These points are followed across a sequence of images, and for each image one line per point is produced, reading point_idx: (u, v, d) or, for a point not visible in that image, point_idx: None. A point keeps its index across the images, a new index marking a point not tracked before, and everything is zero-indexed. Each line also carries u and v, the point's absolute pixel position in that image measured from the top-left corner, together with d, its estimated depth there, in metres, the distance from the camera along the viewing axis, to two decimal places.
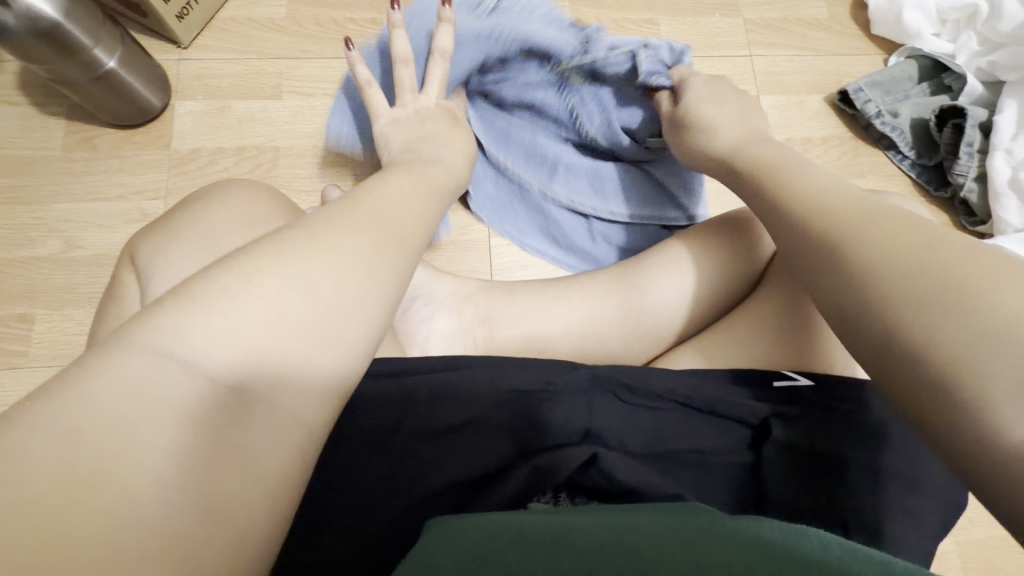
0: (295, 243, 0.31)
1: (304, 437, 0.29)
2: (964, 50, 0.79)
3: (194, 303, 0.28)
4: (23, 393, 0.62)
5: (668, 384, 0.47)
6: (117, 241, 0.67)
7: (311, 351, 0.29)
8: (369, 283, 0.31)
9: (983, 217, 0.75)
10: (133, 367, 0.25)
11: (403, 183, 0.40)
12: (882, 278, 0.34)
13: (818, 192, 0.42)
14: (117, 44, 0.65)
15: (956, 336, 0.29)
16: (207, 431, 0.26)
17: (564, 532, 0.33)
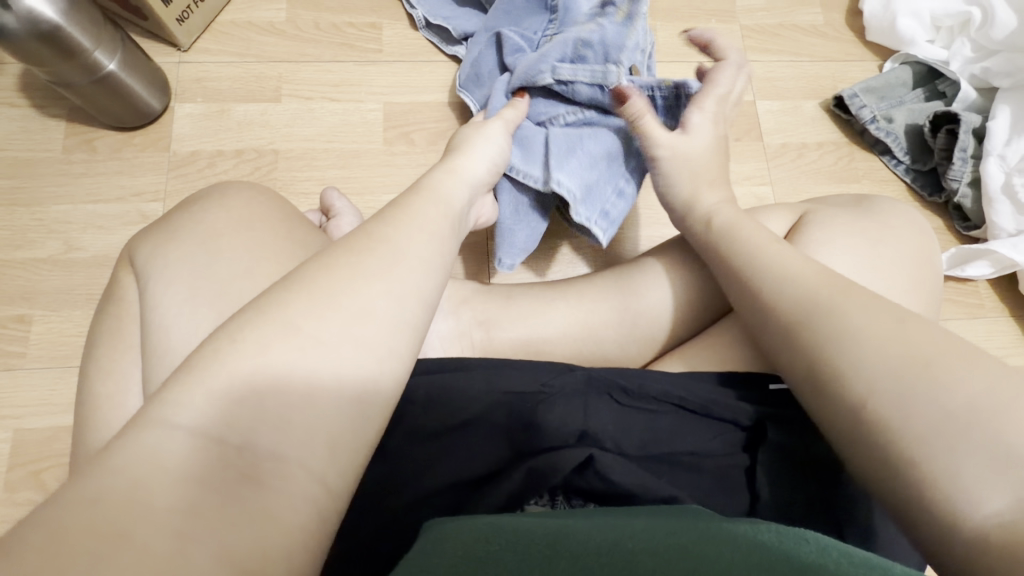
0: (293, 296, 0.33)
1: (318, 488, 0.29)
2: (958, 56, 0.80)
3: (195, 372, 0.30)
4: (19, 396, 0.62)
5: (663, 387, 0.47)
6: (115, 242, 0.67)
7: (314, 398, 0.31)
8: (370, 325, 0.33)
9: (977, 222, 0.76)
10: (145, 441, 0.27)
11: (414, 211, 0.41)
12: (860, 340, 0.38)
13: (798, 264, 0.46)
14: (118, 46, 0.65)
15: (934, 404, 0.34)
16: (216, 488, 0.27)
17: (563, 539, 0.33)
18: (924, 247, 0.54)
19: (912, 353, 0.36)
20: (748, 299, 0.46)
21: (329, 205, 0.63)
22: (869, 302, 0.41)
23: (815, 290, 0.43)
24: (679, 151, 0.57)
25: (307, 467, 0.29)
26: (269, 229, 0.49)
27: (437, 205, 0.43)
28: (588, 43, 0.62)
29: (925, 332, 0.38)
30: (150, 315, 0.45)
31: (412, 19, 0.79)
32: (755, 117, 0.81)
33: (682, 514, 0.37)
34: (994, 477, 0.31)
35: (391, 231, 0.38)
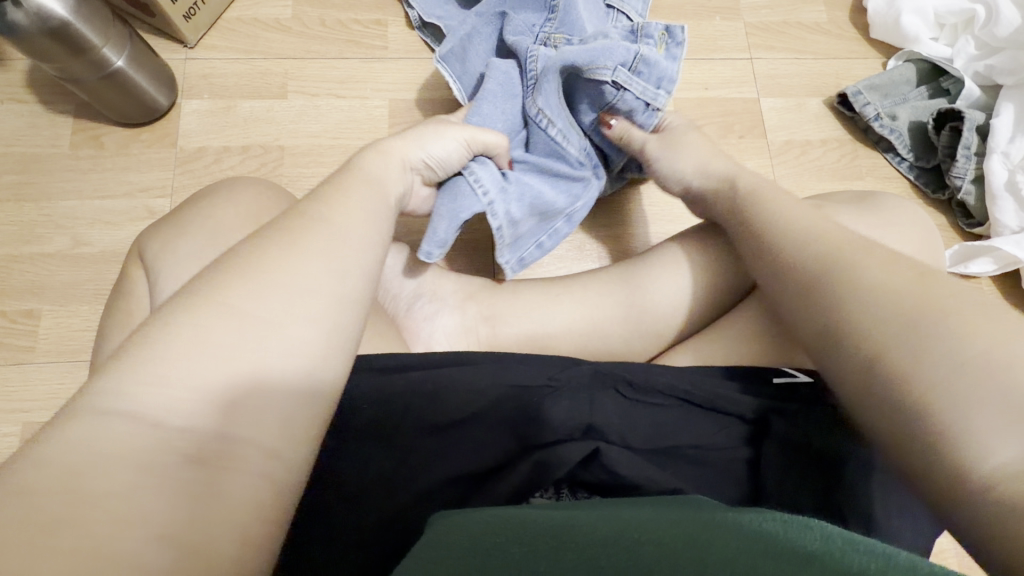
0: (227, 280, 0.33)
1: (272, 465, 0.30)
2: (961, 54, 0.80)
3: (128, 363, 0.29)
4: (28, 390, 0.62)
5: (668, 380, 0.48)
6: (123, 238, 0.68)
7: (263, 377, 0.31)
8: (316, 299, 0.33)
9: (980, 219, 0.76)
10: (81, 433, 0.27)
11: (357, 191, 0.41)
12: (856, 314, 0.39)
13: (805, 228, 0.46)
14: (125, 42, 0.65)
15: (933, 367, 0.34)
16: (162, 474, 0.27)
17: (569, 530, 0.33)
18: (927, 243, 0.54)
19: (898, 323, 0.37)
20: (769, 276, 0.47)
21: None
22: (841, 284, 0.41)
23: (815, 262, 0.43)
24: (675, 139, 0.63)
25: (260, 444, 0.30)
26: None
27: (374, 184, 0.44)
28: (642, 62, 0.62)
29: (948, 286, 0.38)
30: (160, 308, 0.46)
31: (409, 18, 0.79)
32: (758, 114, 0.81)
33: (684, 503, 0.37)
34: (988, 434, 0.31)
35: (324, 210, 0.38)
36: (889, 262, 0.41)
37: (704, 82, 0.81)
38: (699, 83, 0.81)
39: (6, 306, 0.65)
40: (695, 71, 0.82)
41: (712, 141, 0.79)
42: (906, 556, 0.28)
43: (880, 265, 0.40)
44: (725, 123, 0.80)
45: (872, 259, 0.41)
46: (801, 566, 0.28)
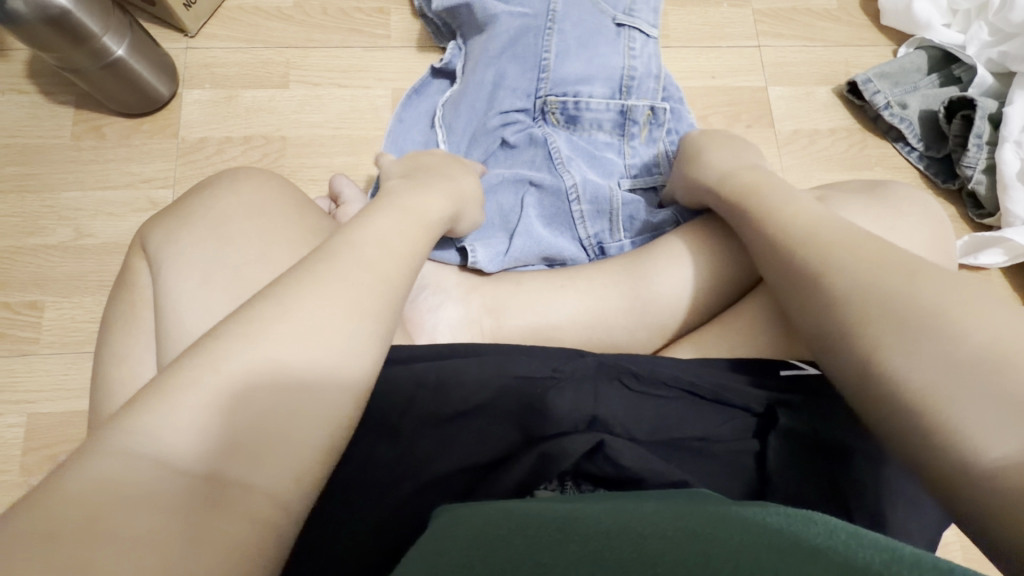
0: (257, 320, 0.34)
1: (280, 499, 0.30)
2: (975, 41, 0.78)
3: (168, 387, 0.31)
4: (34, 381, 0.63)
5: (673, 372, 0.48)
6: (125, 229, 0.67)
7: (293, 405, 0.32)
8: (338, 347, 0.34)
9: (991, 209, 0.75)
10: (107, 467, 0.28)
11: (386, 218, 0.43)
12: (857, 307, 0.38)
13: (802, 222, 0.45)
14: (126, 31, 0.65)
15: (923, 368, 0.34)
16: (182, 501, 0.28)
17: (570, 523, 0.33)
18: (938, 234, 0.53)
19: (893, 325, 0.36)
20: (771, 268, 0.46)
21: (337, 191, 0.62)
22: (834, 287, 0.40)
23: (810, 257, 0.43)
24: (716, 143, 0.61)
25: (271, 488, 0.30)
26: (279, 216, 0.49)
27: (405, 216, 0.44)
28: (635, 78, 0.68)
29: (939, 281, 0.38)
30: (163, 299, 0.46)
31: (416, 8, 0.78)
32: (766, 102, 0.80)
33: (688, 496, 0.38)
34: (980, 436, 0.31)
35: (361, 236, 0.40)
36: (885, 259, 0.40)
37: (710, 70, 0.80)
38: (706, 71, 0.80)
39: (10, 298, 0.65)
40: (702, 59, 0.80)
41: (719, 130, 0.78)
42: (915, 550, 0.28)
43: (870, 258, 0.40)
44: (732, 112, 0.79)
45: (867, 250, 0.41)
46: (802, 557, 0.27)
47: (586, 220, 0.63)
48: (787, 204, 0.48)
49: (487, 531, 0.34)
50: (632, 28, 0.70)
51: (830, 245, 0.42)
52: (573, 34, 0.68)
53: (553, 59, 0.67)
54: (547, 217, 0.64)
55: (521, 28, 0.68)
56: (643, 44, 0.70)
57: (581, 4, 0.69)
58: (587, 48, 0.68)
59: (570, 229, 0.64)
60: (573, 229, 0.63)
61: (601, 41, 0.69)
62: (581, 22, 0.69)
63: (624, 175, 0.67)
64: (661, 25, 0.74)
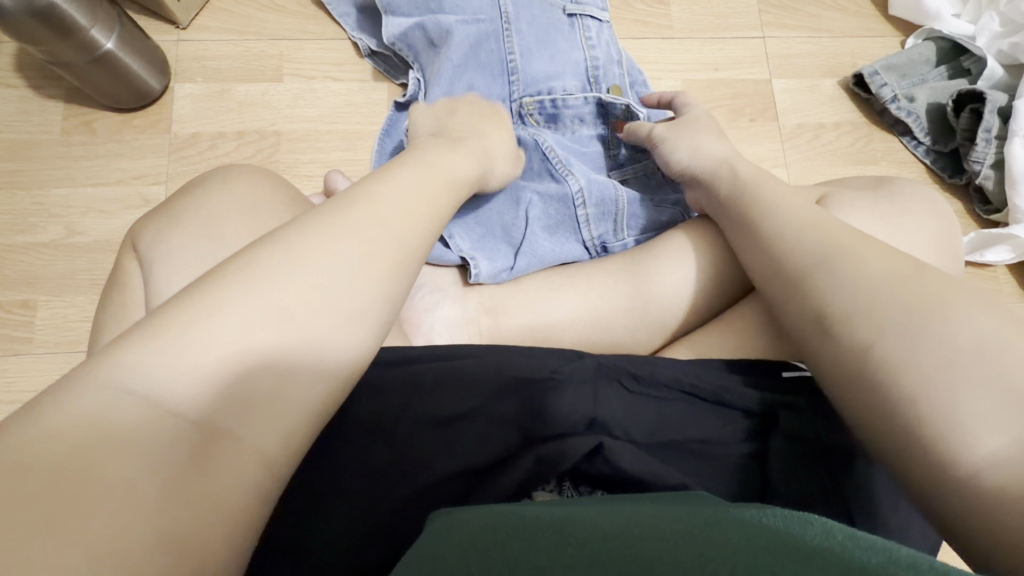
0: (261, 265, 0.33)
1: (263, 461, 0.31)
2: (985, 32, 0.77)
3: (158, 335, 0.30)
4: (26, 381, 0.62)
5: (673, 373, 0.47)
6: (117, 226, 0.66)
7: (287, 366, 0.32)
8: (338, 309, 0.34)
9: (998, 205, 0.73)
10: (99, 400, 0.28)
11: (408, 175, 0.43)
12: (854, 302, 0.39)
13: (793, 222, 0.46)
14: (114, 24, 0.63)
15: (930, 360, 0.35)
16: (169, 455, 0.28)
17: (566, 525, 0.33)
18: (944, 233, 0.52)
19: (895, 328, 0.37)
20: (762, 267, 0.46)
21: (332, 188, 0.61)
22: (829, 286, 0.41)
23: (810, 252, 0.43)
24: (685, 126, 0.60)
25: (259, 450, 0.31)
26: (271, 214, 0.49)
27: (431, 177, 0.44)
28: (600, 66, 0.69)
29: (935, 279, 0.39)
30: (151, 299, 0.45)
31: (358, 47, 0.74)
32: (770, 95, 0.78)
33: (692, 499, 0.37)
34: (976, 431, 0.32)
35: (380, 191, 0.40)
36: (885, 266, 0.40)
37: (714, 62, 0.78)
38: (709, 63, 0.78)
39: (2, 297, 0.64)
40: (705, 51, 0.79)
41: (722, 124, 0.76)
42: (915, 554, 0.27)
43: (868, 257, 0.41)
44: (735, 105, 0.77)
45: (861, 249, 0.42)
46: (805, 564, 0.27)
47: (590, 223, 0.62)
48: (786, 198, 0.49)
49: (482, 532, 0.34)
50: (584, 16, 0.70)
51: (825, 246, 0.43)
52: (530, 32, 0.67)
53: (519, 60, 0.66)
54: (551, 225, 0.62)
55: (479, 37, 0.66)
56: (598, 31, 0.71)
57: (530, 1, 0.68)
58: (548, 45, 0.67)
59: (574, 233, 0.62)
60: (577, 230, 0.62)
61: (561, 36, 0.68)
62: (537, 18, 0.68)
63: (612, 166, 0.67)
64: (609, 7, 0.74)
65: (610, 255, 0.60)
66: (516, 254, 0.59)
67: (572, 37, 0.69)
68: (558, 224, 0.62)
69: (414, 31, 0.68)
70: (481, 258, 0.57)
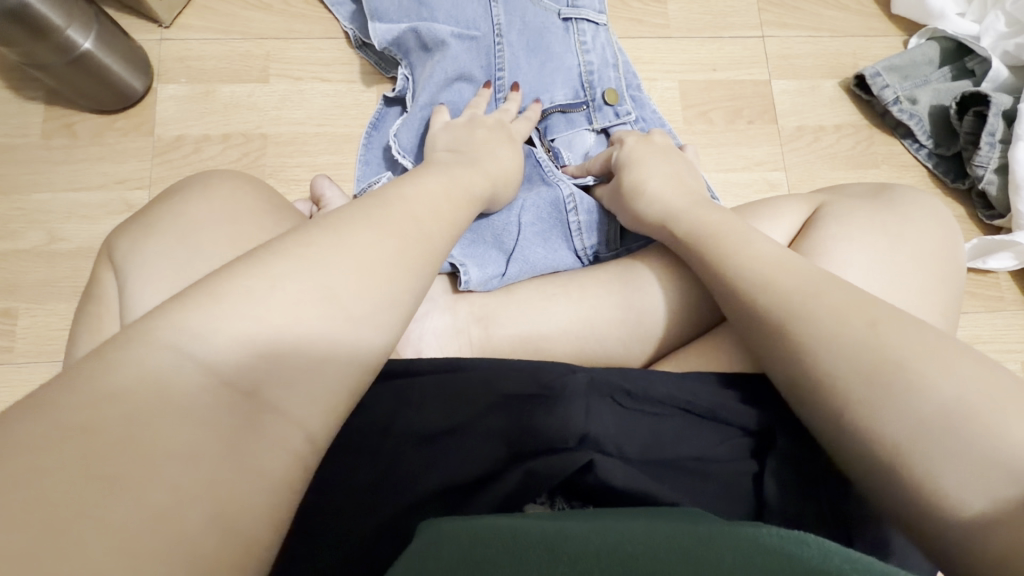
0: (309, 242, 0.33)
1: (301, 439, 0.29)
2: (989, 32, 0.75)
3: (206, 302, 0.29)
4: (7, 391, 0.61)
5: (669, 390, 0.46)
6: (100, 233, 0.65)
7: (330, 344, 0.31)
8: (378, 288, 0.33)
9: (1002, 210, 0.72)
10: (148, 361, 0.27)
11: (437, 185, 0.43)
12: (841, 343, 0.38)
13: (770, 254, 0.45)
14: (92, 24, 0.61)
15: (901, 423, 0.35)
16: (216, 423, 0.27)
17: (556, 539, 0.32)
18: (947, 242, 0.51)
19: (863, 371, 0.37)
20: (734, 304, 0.45)
21: (319, 194, 0.60)
22: (808, 325, 0.40)
23: (791, 287, 0.42)
24: (645, 156, 0.58)
25: (301, 425, 0.29)
26: (253, 221, 0.47)
27: (455, 187, 0.44)
28: (594, 71, 0.69)
29: (910, 325, 0.38)
30: (129, 311, 0.43)
31: (349, 36, 0.72)
32: (769, 97, 0.76)
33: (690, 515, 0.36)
34: (956, 491, 0.32)
35: (411, 194, 0.40)
36: (859, 300, 0.40)
37: (711, 63, 0.77)
38: (707, 64, 0.77)
39: None
40: (702, 51, 0.77)
41: (720, 127, 0.74)
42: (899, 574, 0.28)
43: (841, 296, 0.40)
44: (733, 107, 0.75)
45: (835, 290, 0.41)
46: None
47: (582, 232, 0.62)
48: (754, 233, 0.47)
49: (471, 548, 0.32)
50: (579, 19, 0.70)
51: (806, 280, 0.42)
52: (519, 40, 0.68)
53: (510, 71, 0.67)
54: (543, 231, 0.61)
55: (470, 51, 0.67)
56: (593, 34, 0.70)
57: (522, 8, 0.69)
58: (540, 54, 0.68)
59: (565, 240, 0.61)
60: (569, 237, 0.61)
61: (553, 42, 0.69)
62: (528, 25, 0.68)
63: None
64: (606, 6, 0.73)
65: (602, 263, 0.59)
66: (506, 262, 0.58)
67: (565, 44, 0.69)
68: (549, 231, 0.61)
69: (405, 36, 0.67)
70: (472, 265, 0.56)
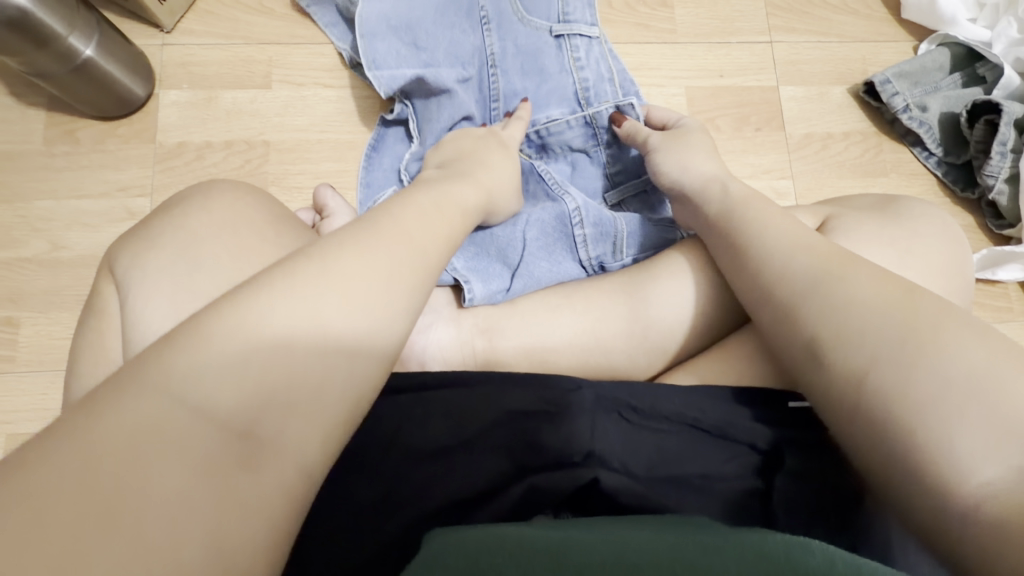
0: (298, 274, 0.32)
1: (296, 472, 0.29)
2: (1001, 38, 0.74)
3: (194, 341, 0.29)
4: (10, 401, 0.61)
5: (676, 406, 0.46)
6: (102, 241, 0.65)
7: (323, 376, 0.31)
8: (371, 316, 0.33)
9: (1012, 220, 0.71)
10: (141, 403, 0.26)
11: (422, 208, 0.41)
12: (851, 326, 0.39)
13: (784, 243, 0.45)
14: (93, 30, 0.61)
15: (923, 390, 0.35)
16: (209, 461, 0.26)
17: (564, 548, 0.31)
18: (955, 257, 0.50)
19: (890, 339, 0.37)
20: (751, 286, 0.46)
21: (322, 204, 0.60)
22: (825, 309, 0.40)
23: (804, 274, 0.43)
24: (679, 140, 0.60)
25: (295, 457, 0.29)
26: (255, 233, 0.47)
27: (447, 202, 0.44)
28: (590, 87, 0.67)
29: (926, 301, 0.39)
30: (131, 328, 0.43)
31: (342, 56, 0.71)
32: (776, 104, 0.75)
33: (692, 522, 0.36)
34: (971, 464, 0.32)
35: (402, 214, 0.39)
36: (878, 281, 0.40)
37: (718, 69, 0.76)
38: (714, 70, 0.76)
39: None
40: (709, 56, 0.76)
41: (727, 134, 0.74)
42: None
43: (858, 280, 0.41)
44: (740, 114, 0.74)
45: (851, 273, 0.41)
46: None
47: (588, 243, 0.61)
48: (776, 216, 0.48)
49: (480, 556, 0.31)
50: (572, 35, 0.68)
51: (827, 261, 0.43)
52: (512, 67, 0.67)
53: (504, 98, 0.67)
54: (547, 243, 0.61)
55: (469, 90, 0.67)
56: (587, 49, 0.68)
57: (514, 31, 0.67)
58: (534, 76, 0.67)
59: (570, 252, 0.61)
60: (573, 248, 0.61)
61: (548, 63, 0.67)
62: (520, 49, 0.67)
63: (608, 189, 0.67)
64: (598, 16, 0.70)
65: (608, 274, 0.58)
66: (510, 276, 0.58)
67: (558, 62, 0.67)
68: (553, 243, 0.61)
69: (409, 83, 0.66)
70: (476, 280, 0.56)
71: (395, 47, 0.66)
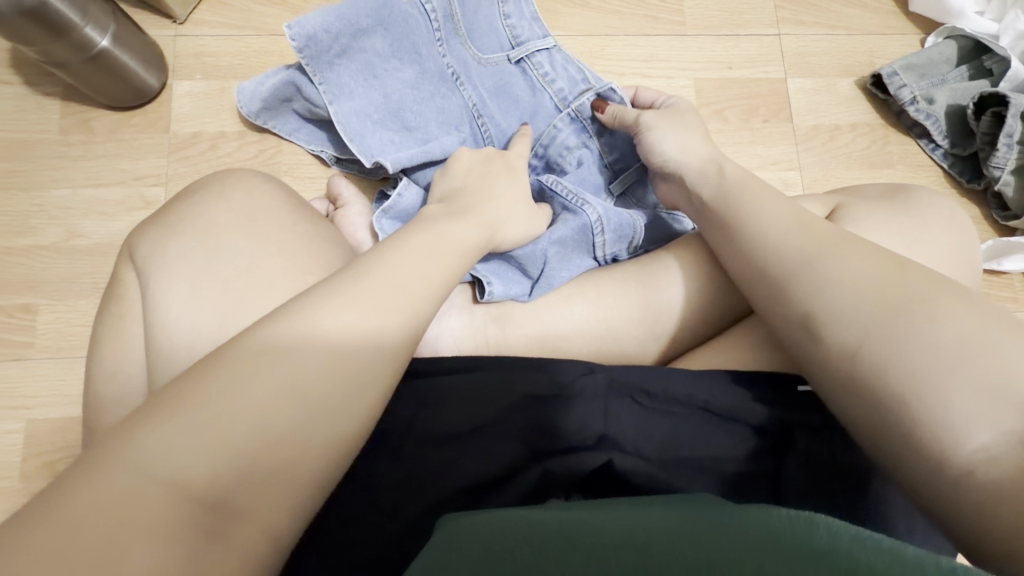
0: (280, 338, 0.34)
1: (264, 536, 0.30)
2: (1009, 30, 0.74)
3: (173, 409, 0.30)
4: (29, 387, 0.62)
5: (687, 390, 0.46)
6: (119, 229, 0.65)
7: (297, 439, 0.32)
8: (348, 380, 0.34)
9: (1017, 212, 0.71)
10: (119, 475, 0.28)
11: (420, 247, 0.42)
12: (845, 302, 0.40)
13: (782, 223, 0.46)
14: (108, 20, 0.61)
15: (913, 358, 0.36)
16: (181, 531, 0.28)
17: (573, 527, 0.32)
18: (962, 244, 0.51)
19: (874, 307, 0.39)
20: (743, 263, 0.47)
21: (336, 193, 0.63)
22: (825, 290, 0.41)
23: (802, 252, 0.43)
24: (670, 118, 0.61)
25: (264, 523, 0.30)
26: (272, 222, 0.47)
27: (446, 241, 0.44)
28: (567, 96, 0.67)
29: (921, 274, 0.40)
30: (153, 313, 0.44)
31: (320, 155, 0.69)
32: (783, 96, 0.76)
33: (695, 499, 0.37)
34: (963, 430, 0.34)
35: (393, 258, 0.40)
36: (877, 256, 0.41)
37: (727, 61, 0.76)
38: (723, 62, 0.76)
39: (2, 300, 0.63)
40: (718, 48, 0.76)
41: (734, 125, 0.74)
42: (914, 550, 0.30)
43: (855, 258, 0.41)
44: (748, 106, 0.75)
45: (846, 253, 0.42)
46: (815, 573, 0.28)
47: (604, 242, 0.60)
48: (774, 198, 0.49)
49: (491, 539, 0.32)
50: (530, 55, 0.67)
51: (827, 235, 0.44)
52: (494, 111, 0.66)
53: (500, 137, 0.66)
54: (564, 243, 0.59)
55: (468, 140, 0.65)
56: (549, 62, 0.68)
57: (479, 72, 0.66)
58: (514, 111, 0.67)
59: (588, 251, 0.60)
60: (590, 247, 0.60)
61: (521, 96, 0.67)
62: (492, 89, 0.66)
63: (610, 180, 0.67)
64: (545, 29, 0.69)
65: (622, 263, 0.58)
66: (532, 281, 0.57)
67: (528, 91, 0.67)
68: (571, 244, 0.59)
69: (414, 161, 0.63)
70: (497, 285, 0.55)
71: (388, 137, 0.64)
